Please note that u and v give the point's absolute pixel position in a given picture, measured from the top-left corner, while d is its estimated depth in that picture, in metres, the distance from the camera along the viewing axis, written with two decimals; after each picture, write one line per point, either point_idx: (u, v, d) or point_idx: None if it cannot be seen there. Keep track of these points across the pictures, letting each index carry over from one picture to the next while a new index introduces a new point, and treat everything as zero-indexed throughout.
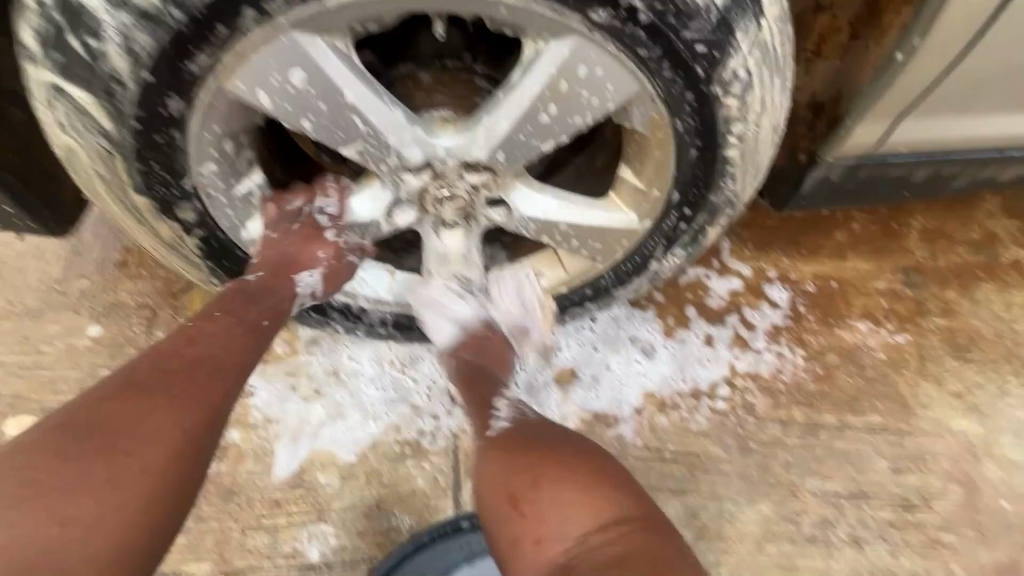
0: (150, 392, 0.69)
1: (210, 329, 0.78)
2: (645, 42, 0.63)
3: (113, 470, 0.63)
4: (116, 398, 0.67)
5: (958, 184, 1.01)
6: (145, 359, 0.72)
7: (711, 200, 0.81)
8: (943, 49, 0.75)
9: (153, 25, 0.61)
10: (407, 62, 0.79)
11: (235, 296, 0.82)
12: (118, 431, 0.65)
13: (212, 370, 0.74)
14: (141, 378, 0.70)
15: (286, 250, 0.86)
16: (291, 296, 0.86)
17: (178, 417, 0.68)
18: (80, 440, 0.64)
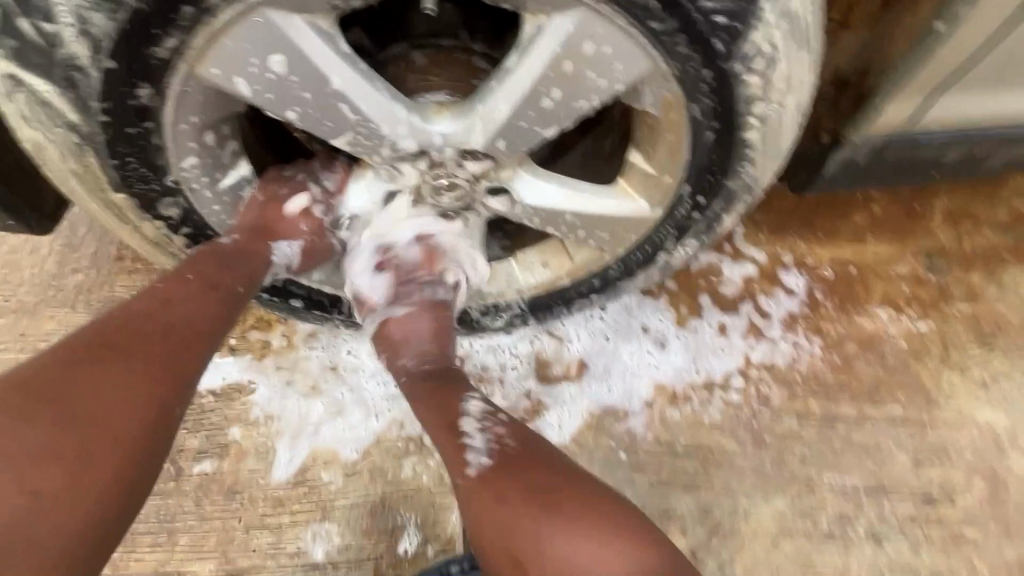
0: (123, 358, 0.64)
1: (182, 295, 0.73)
2: (658, 13, 0.57)
3: (83, 438, 0.59)
4: (86, 362, 0.62)
5: (992, 164, 0.94)
6: (115, 323, 0.67)
7: (728, 186, 0.75)
8: (986, 16, 0.68)
9: (112, 7, 0.55)
10: (401, 41, 0.74)
11: (208, 259, 0.77)
12: (88, 397, 0.61)
13: (187, 339, 0.70)
14: (108, 344, 0.65)
15: (266, 213, 0.81)
16: (267, 263, 0.81)
17: (153, 384, 0.65)
18: (45, 404, 0.59)
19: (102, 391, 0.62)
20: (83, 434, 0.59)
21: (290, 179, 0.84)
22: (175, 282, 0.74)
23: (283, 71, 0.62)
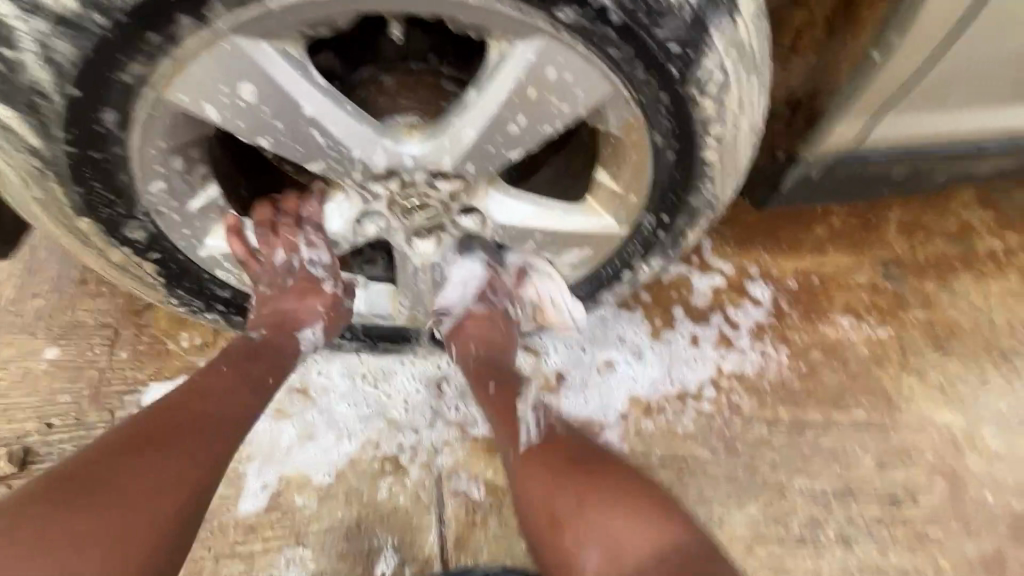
0: (165, 445, 0.69)
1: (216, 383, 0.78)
2: (615, 41, 0.59)
3: (121, 523, 0.63)
4: (128, 451, 0.67)
5: (937, 179, 1.00)
6: (157, 413, 0.72)
7: (690, 203, 0.78)
8: (919, 44, 0.73)
9: (75, 33, 0.55)
10: (370, 64, 0.75)
11: (240, 350, 0.82)
12: (126, 484, 0.65)
13: (221, 425, 0.74)
14: (152, 432, 0.70)
15: (281, 305, 0.86)
16: (295, 350, 0.86)
17: (187, 473, 0.68)
18: (89, 492, 0.63)
19: (140, 478, 0.66)
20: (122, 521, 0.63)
21: (292, 268, 0.87)
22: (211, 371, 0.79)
23: (253, 99, 0.63)
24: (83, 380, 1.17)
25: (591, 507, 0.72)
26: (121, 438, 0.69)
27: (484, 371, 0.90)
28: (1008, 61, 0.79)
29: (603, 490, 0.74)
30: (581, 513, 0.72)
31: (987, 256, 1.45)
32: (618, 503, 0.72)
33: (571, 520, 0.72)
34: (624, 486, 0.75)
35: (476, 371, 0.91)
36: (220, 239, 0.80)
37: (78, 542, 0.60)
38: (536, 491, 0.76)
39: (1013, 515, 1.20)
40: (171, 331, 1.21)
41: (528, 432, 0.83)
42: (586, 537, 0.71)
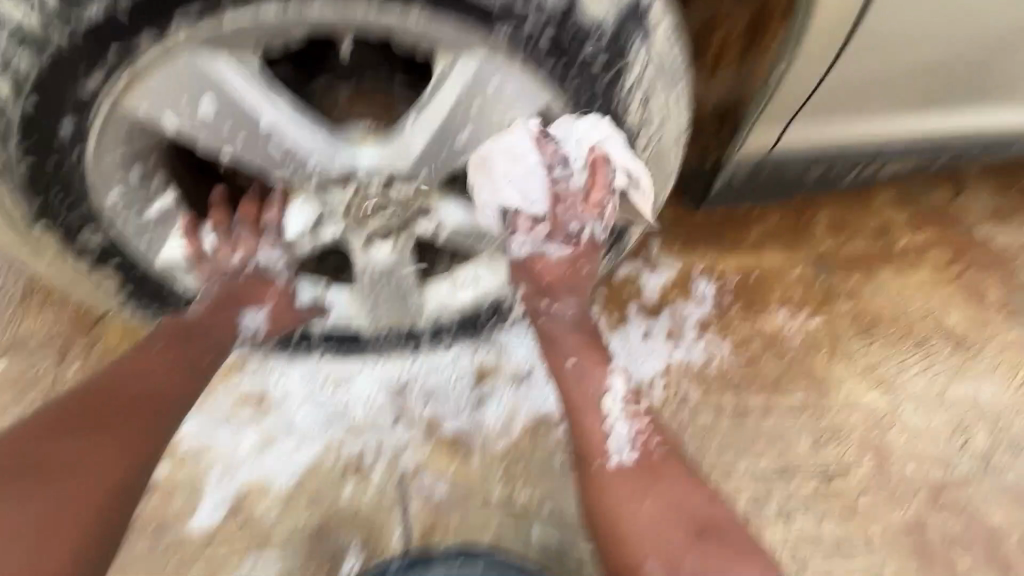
0: (91, 433, 0.69)
1: (149, 361, 0.78)
2: (547, 58, 0.65)
3: (50, 512, 0.64)
4: (65, 431, 0.69)
5: (847, 181, 1.11)
6: (88, 396, 0.73)
7: (627, 204, 0.86)
8: (810, 58, 0.84)
9: (35, 48, 0.57)
10: (323, 75, 0.79)
11: (177, 331, 0.81)
12: (54, 473, 0.66)
13: (150, 411, 0.74)
14: (84, 410, 0.71)
15: (231, 291, 0.84)
16: (232, 331, 0.85)
17: (117, 455, 0.70)
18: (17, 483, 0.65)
19: (73, 466, 0.67)
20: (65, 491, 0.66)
21: (241, 269, 0.85)
22: (145, 350, 0.78)
23: (213, 113, 0.67)
24: (31, 396, 1.14)
25: (670, 537, 0.78)
26: (50, 426, 0.70)
27: (575, 339, 0.92)
28: (894, 78, 0.91)
29: (668, 504, 0.81)
30: (642, 528, 0.80)
31: (906, 251, 1.59)
32: (682, 529, 0.79)
33: (636, 531, 0.80)
34: (689, 506, 0.81)
35: (566, 344, 0.91)
36: (179, 245, 0.82)
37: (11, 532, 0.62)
38: (618, 507, 0.82)
39: (932, 483, 1.32)
40: (124, 342, 1.19)
41: (620, 449, 0.86)
42: (641, 550, 0.78)
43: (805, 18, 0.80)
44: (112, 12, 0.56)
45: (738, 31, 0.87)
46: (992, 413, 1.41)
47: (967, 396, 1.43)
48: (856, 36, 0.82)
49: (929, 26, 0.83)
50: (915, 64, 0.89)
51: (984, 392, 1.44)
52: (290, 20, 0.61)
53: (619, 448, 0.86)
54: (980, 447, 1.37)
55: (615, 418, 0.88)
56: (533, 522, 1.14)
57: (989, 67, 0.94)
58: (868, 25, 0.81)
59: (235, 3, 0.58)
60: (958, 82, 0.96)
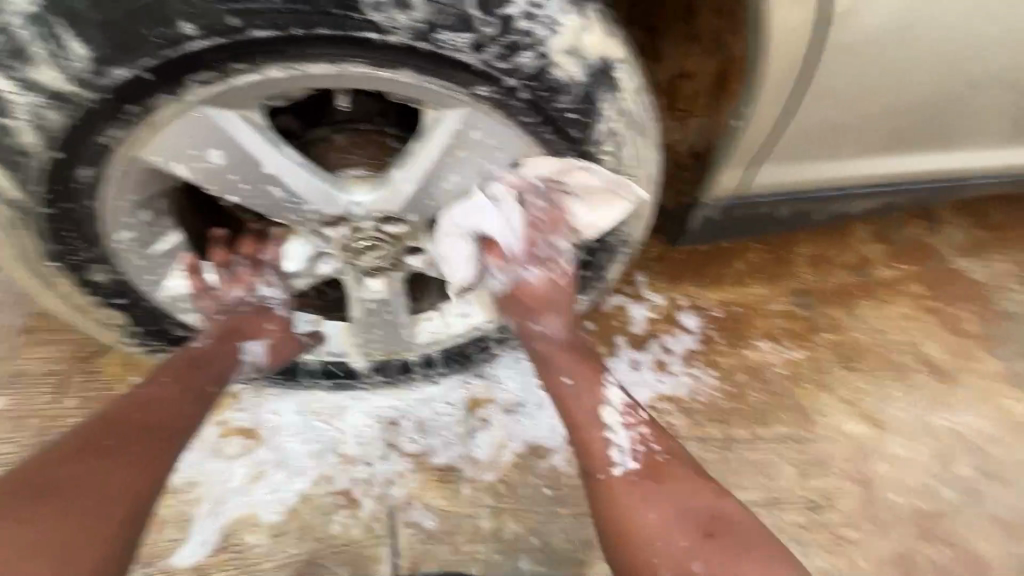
0: (106, 453, 0.69)
1: (155, 392, 0.79)
2: (525, 111, 0.72)
3: (67, 530, 0.63)
4: (77, 458, 0.68)
5: (817, 218, 1.18)
6: (98, 425, 0.73)
7: (608, 240, 0.93)
8: (770, 109, 0.89)
9: (63, 104, 0.62)
10: (325, 125, 0.86)
11: (183, 362, 0.84)
12: (68, 492, 0.65)
13: (162, 433, 0.75)
14: (96, 438, 0.71)
15: (233, 324, 0.89)
16: (234, 362, 0.88)
17: (125, 482, 0.68)
18: (31, 502, 0.63)
19: (85, 489, 0.66)
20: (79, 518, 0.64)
21: (240, 302, 0.90)
22: (152, 381, 0.80)
23: (220, 162, 0.71)
24: (26, 429, 1.16)
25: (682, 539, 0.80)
26: (62, 448, 0.69)
27: (565, 359, 0.96)
28: (852, 124, 0.96)
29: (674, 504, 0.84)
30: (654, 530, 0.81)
31: (883, 284, 1.65)
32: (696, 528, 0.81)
33: (649, 533, 0.81)
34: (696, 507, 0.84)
35: (557, 363, 0.96)
36: (181, 281, 0.85)
37: (24, 550, 0.60)
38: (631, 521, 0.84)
39: (918, 513, 1.33)
40: (123, 376, 1.22)
41: (623, 458, 0.89)
42: (656, 557, 0.80)
43: (757, 72, 0.83)
44: (134, 76, 0.61)
45: (705, 83, 0.94)
46: (975, 443, 1.44)
47: (950, 426, 1.46)
48: (808, 89, 0.87)
49: (879, 78, 0.88)
50: (871, 112, 0.94)
51: (966, 422, 1.47)
52: (293, 80, 0.66)
53: (621, 454, 0.89)
54: (964, 477, 1.39)
55: (616, 429, 0.91)
56: (522, 554, 1.14)
57: (943, 116, 1.01)
58: (819, 78, 0.85)
59: (243, 67, 0.63)
60: (916, 128, 1.02)
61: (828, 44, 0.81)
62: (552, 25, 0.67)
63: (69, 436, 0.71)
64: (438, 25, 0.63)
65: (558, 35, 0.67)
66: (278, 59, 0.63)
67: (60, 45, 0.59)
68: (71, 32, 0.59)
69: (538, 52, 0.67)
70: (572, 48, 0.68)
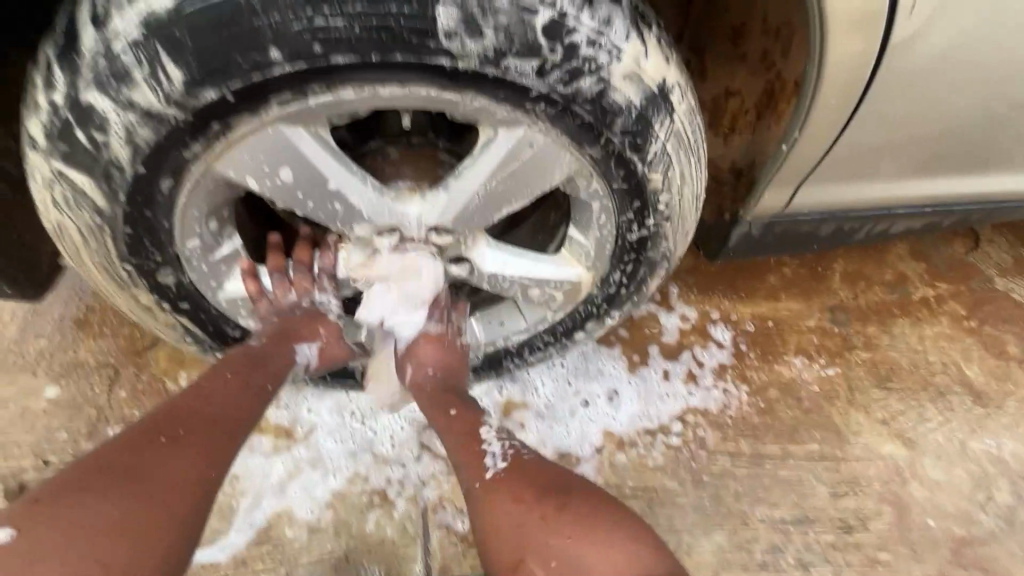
0: (175, 445, 0.74)
1: (217, 387, 0.83)
2: (578, 132, 0.73)
3: (143, 512, 0.67)
4: (145, 449, 0.72)
5: (858, 237, 1.17)
6: (166, 417, 0.77)
7: (650, 255, 0.92)
8: (821, 134, 0.89)
9: (154, 121, 0.65)
10: (377, 136, 0.88)
11: (242, 360, 0.87)
12: (141, 481, 0.69)
13: (223, 428, 0.79)
14: (164, 428, 0.75)
15: (288, 327, 0.92)
16: (290, 360, 0.91)
17: (190, 476, 0.73)
18: (106, 489, 0.67)
19: (153, 481, 0.70)
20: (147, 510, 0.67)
21: (296, 307, 0.92)
22: (215, 376, 0.84)
23: (289, 179, 0.75)
24: (81, 418, 1.23)
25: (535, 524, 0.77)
26: (132, 436, 0.73)
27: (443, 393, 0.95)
28: (902, 146, 0.95)
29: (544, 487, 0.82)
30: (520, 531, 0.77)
31: (921, 302, 1.63)
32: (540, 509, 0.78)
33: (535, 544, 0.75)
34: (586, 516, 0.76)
35: (441, 398, 0.95)
36: (238, 284, 0.88)
37: (102, 528, 0.64)
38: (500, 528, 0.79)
39: (955, 539, 1.31)
40: (171, 370, 1.28)
41: (493, 461, 0.87)
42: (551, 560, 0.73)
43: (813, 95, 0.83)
44: (221, 97, 0.65)
45: (751, 101, 0.95)
46: (1014, 469, 1.41)
47: (988, 450, 1.42)
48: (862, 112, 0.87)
49: (935, 101, 0.87)
50: (922, 134, 0.93)
51: (1006, 447, 1.43)
52: (364, 101, 0.68)
53: (494, 460, 0.87)
54: (1003, 504, 1.36)
55: (491, 442, 0.90)
56: None
57: (994, 138, 0.99)
58: (873, 103, 0.85)
59: (319, 88, 0.66)
60: (967, 151, 1.01)
61: (889, 69, 0.80)
62: (614, 52, 0.69)
63: (137, 425, 0.75)
64: (506, 52, 0.65)
65: (619, 61, 0.69)
66: (351, 82, 0.66)
67: (159, 69, 0.63)
68: (171, 58, 0.63)
69: (599, 77, 0.69)
70: (630, 74, 0.70)
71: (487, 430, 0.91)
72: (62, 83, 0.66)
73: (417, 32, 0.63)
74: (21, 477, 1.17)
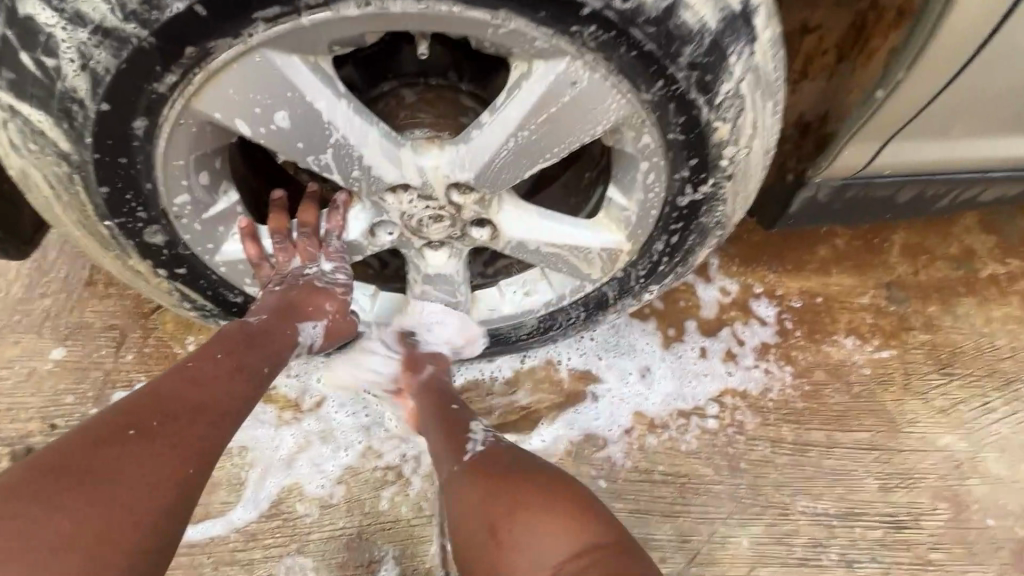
0: (149, 441, 0.62)
1: (207, 370, 0.72)
2: (635, 65, 0.60)
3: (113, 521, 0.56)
4: (111, 440, 0.61)
5: (941, 205, 1.02)
6: (144, 403, 0.66)
7: (702, 221, 0.79)
8: (931, 76, 0.74)
9: (114, 42, 0.54)
10: (390, 76, 0.76)
11: (236, 340, 0.77)
12: (104, 482, 0.58)
13: (213, 418, 0.68)
14: (137, 418, 0.64)
15: (291, 299, 0.83)
16: (290, 343, 0.82)
17: (164, 472, 0.61)
18: (62, 491, 0.56)
19: (120, 479, 0.59)
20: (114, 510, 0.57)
21: (298, 279, 0.85)
22: (205, 359, 0.73)
23: (285, 125, 0.64)
24: (87, 381, 1.18)
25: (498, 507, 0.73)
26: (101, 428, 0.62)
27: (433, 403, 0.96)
28: (1016, 92, 0.80)
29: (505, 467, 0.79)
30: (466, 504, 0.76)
31: (990, 281, 1.46)
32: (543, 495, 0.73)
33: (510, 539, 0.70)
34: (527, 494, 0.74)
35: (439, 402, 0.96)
36: (237, 246, 0.80)
37: (59, 542, 0.54)
38: (466, 518, 0.76)
39: (1017, 541, 1.20)
40: (178, 334, 1.22)
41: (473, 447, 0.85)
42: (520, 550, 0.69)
43: (939, 18, 0.68)
44: (190, 11, 0.53)
45: (832, 40, 0.79)
46: None
47: None
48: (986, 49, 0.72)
49: None
50: None
51: None
52: (371, 20, 0.56)
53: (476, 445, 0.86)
54: None
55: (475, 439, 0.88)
56: None
57: None
58: (1001, 33, 0.70)
59: (316, 2, 0.54)
60: None
61: None
62: None
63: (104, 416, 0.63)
64: None
65: None
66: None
67: None
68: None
69: None
70: None
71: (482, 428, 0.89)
72: None
73: None
74: (28, 440, 1.13)
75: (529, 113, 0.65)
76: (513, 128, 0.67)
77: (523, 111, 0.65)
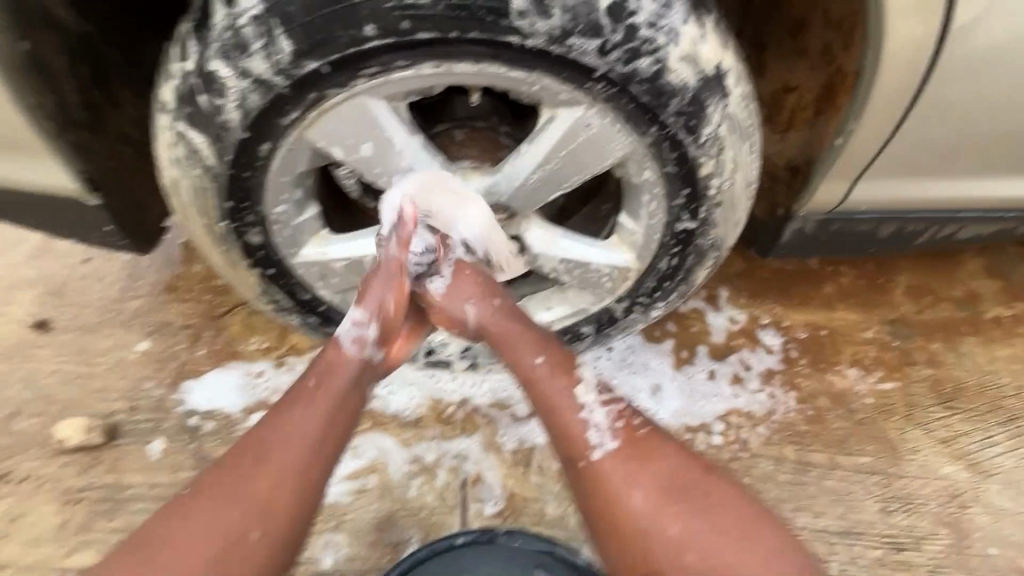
0: (277, 478, 0.80)
1: (305, 410, 0.83)
2: (633, 111, 0.77)
3: (250, 538, 0.77)
4: (253, 475, 0.80)
5: (922, 241, 1.14)
6: (272, 439, 0.82)
7: (698, 242, 0.94)
8: (877, 123, 0.89)
9: (263, 88, 0.74)
10: (446, 120, 0.95)
11: (325, 373, 0.85)
12: (249, 512, 0.78)
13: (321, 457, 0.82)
14: (268, 457, 0.81)
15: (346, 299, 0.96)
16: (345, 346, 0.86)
17: (287, 503, 0.79)
18: (229, 508, 0.78)
19: (259, 510, 0.78)
20: (253, 530, 0.78)
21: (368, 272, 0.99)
22: (299, 406, 0.83)
23: (368, 153, 0.83)
24: (166, 370, 1.37)
25: (724, 548, 0.81)
26: (202, 478, 0.82)
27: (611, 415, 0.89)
28: (967, 142, 0.94)
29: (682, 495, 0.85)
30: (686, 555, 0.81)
31: (994, 322, 1.53)
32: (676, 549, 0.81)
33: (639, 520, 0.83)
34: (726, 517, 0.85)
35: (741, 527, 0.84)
36: (311, 250, 0.96)
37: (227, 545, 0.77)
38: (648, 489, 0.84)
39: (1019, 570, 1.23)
40: (244, 334, 1.40)
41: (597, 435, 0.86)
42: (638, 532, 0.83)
43: (875, 77, 0.83)
44: (319, 68, 0.73)
45: (810, 96, 0.95)
46: None
47: None
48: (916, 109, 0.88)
49: (997, 91, 0.86)
50: (994, 127, 0.91)
51: None
52: (440, 77, 0.75)
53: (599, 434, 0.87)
54: None
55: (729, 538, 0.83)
56: (584, 543, 1.20)
57: None
58: (930, 91, 0.85)
59: (403, 63, 0.74)
60: None
61: (947, 58, 0.81)
62: (672, 34, 0.73)
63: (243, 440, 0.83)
64: (571, 31, 0.70)
65: (676, 44, 0.74)
66: (431, 59, 0.73)
67: (272, 41, 0.72)
68: (283, 31, 0.71)
69: (657, 58, 0.73)
70: (686, 56, 0.74)
71: (584, 372, 0.90)
72: (193, 53, 0.75)
73: (492, 11, 0.69)
74: (113, 417, 1.31)
75: (561, 147, 0.82)
76: (549, 157, 0.84)
77: (556, 147, 0.82)
